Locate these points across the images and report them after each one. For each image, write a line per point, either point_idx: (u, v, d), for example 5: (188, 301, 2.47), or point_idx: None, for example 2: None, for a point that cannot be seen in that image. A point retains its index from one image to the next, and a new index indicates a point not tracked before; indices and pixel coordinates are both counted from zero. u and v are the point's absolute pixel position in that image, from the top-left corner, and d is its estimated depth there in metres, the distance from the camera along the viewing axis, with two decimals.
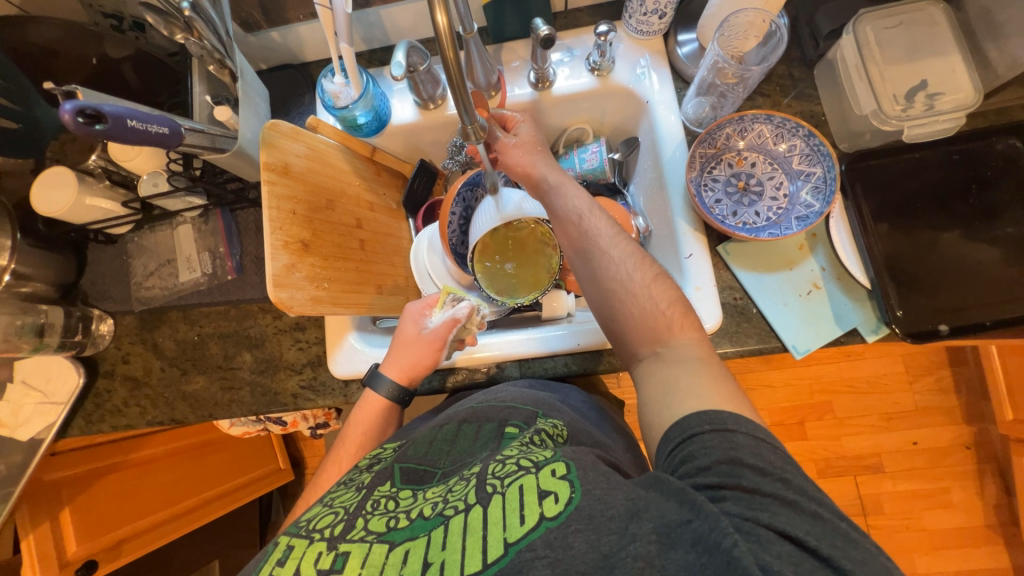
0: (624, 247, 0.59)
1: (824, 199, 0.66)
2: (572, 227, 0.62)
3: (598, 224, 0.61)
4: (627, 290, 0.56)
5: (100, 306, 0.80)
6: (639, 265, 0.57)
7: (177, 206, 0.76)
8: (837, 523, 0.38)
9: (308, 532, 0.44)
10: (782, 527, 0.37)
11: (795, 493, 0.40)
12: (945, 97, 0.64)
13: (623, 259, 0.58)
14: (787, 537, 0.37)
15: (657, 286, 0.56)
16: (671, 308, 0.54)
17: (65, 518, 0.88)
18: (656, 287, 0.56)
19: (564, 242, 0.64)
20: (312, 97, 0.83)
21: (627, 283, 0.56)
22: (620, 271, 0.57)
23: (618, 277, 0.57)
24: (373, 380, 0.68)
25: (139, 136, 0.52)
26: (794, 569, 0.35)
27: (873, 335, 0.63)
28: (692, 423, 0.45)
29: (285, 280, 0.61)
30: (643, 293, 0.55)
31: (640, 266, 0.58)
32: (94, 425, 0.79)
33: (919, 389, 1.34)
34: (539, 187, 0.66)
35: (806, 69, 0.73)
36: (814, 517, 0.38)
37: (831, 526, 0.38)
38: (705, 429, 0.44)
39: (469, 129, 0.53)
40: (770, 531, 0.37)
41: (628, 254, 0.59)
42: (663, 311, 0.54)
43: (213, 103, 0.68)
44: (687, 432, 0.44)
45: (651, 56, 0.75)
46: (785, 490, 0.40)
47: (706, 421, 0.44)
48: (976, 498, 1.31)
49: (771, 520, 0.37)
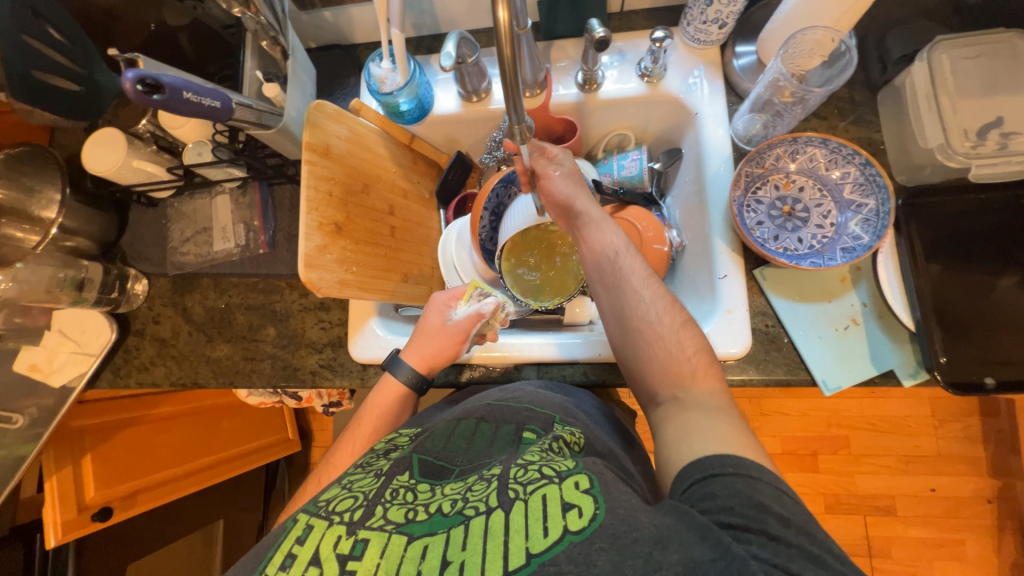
0: (655, 288, 0.59)
1: (874, 232, 0.63)
2: (604, 263, 0.62)
3: (632, 263, 0.61)
4: (654, 332, 0.56)
5: (137, 266, 0.83)
6: (669, 309, 0.57)
7: (218, 176, 0.77)
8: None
9: (327, 513, 0.45)
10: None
11: (823, 549, 0.39)
12: (1020, 137, 0.60)
13: (654, 301, 0.58)
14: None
15: (685, 331, 0.56)
16: (697, 355, 0.54)
17: (87, 464, 0.93)
18: (683, 332, 0.56)
19: (594, 276, 0.63)
20: (357, 79, 0.83)
21: (655, 326, 0.56)
22: (649, 312, 0.57)
23: (647, 317, 0.57)
24: (392, 364, 0.68)
25: (193, 109, 0.53)
26: None
27: (911, 379, 0.61)
28: (713, 464, 0.43)
29: (316, 261, 0.62)
30: (670, 337, 0.55)
31: (670, 310, 0.57)
32: (122, 379, 0.82)
33: (944, 435, 1.28)
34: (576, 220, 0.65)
35: (869, 93, 0.69)
36: (838, 573, 0.37)
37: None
38: (728, 472, 0.43)
39: (515, 129, 0.52)
40: None
41: (659, 296, 0.58)
42: (688, 356, 0.54)
43: (263, 79, 0.69)
44: (710, 471, 0.43)
45: (705, 66, 0.73)
46: (810, 543, 0.39)
47: (729, 464, 0.43)
48: (993, 554, 1.26)
49: (798, 571, 0.37)
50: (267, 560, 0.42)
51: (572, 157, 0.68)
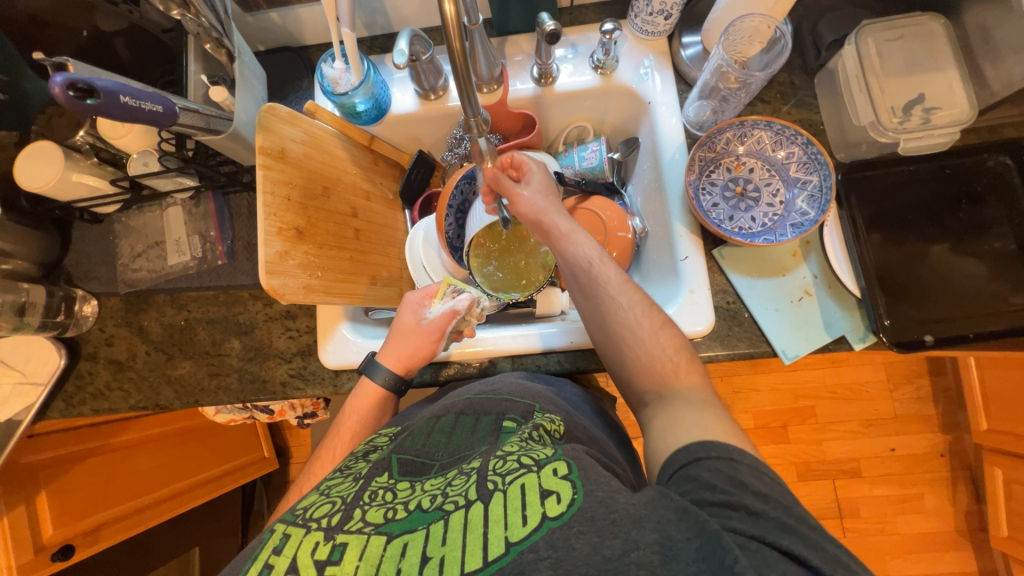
0: (633, 293, 0.59)
1: (820, 207, 0.67)
2: (581, 272, 0.62)
3: (608, 271, 0.61)
4: (635, 336, 0.57)
5: (85, 287, 0.78)
6: (648, 312, 0.58)
7: (167, 187, 0.73)
8: (831, 548, 0.38)
9: (305, 520, 0.44)
10: (787, 548, 0.37)
11: (799, 521, 0.40)
12: (941, 111, 0.65)
13: (633, 307, 0.58)
14: (792, 559, 0.37)
15: (665, 332, 0.57)
16: (677, 355, 0.56)
17: (42, 502, 0.87)
18: (663, 333, 0.57)
19: (571, 285, 0.64)
20: (311, 82, 0.82)
21: (636, 330, 0.57)
22: (629, 318, 0.58)
23: (627, 322, 0.58)
24: (368, 368, 0.67)
25: (130, 113, 0.51)
26: None
27: (861, 343, 0.65)
28: (697, 448, 0.45)
29: (278, 267, 0.60)
30: (651, 340, 0.56)
31: (649, 313, 0.58)
32: (75, 408, 0.77)
33: (899, 397, 1.37)
34: (549, 234, 0.64)
35: (807, 77, 0.73)
36: (812, 542, 0.38)
37: (835, 553, 0.38)
38: (711, 455, 0.44)
39: (471, 121, 0.55)
40: (775, 551, 0.37)
41: (637, 301, 0.59)
42: (670, 356, 0.55)
43: (209, 83, 0.67)
44: (694, 455, 0.45)
45: (655, 57, 0.75)
46: (786, 515, 0.40)
47: (712, 448, 0.45)
48: (948, 504, 1.35)
49: (776, 541, 0.38)
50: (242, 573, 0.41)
51: (542, 166, 0.68)
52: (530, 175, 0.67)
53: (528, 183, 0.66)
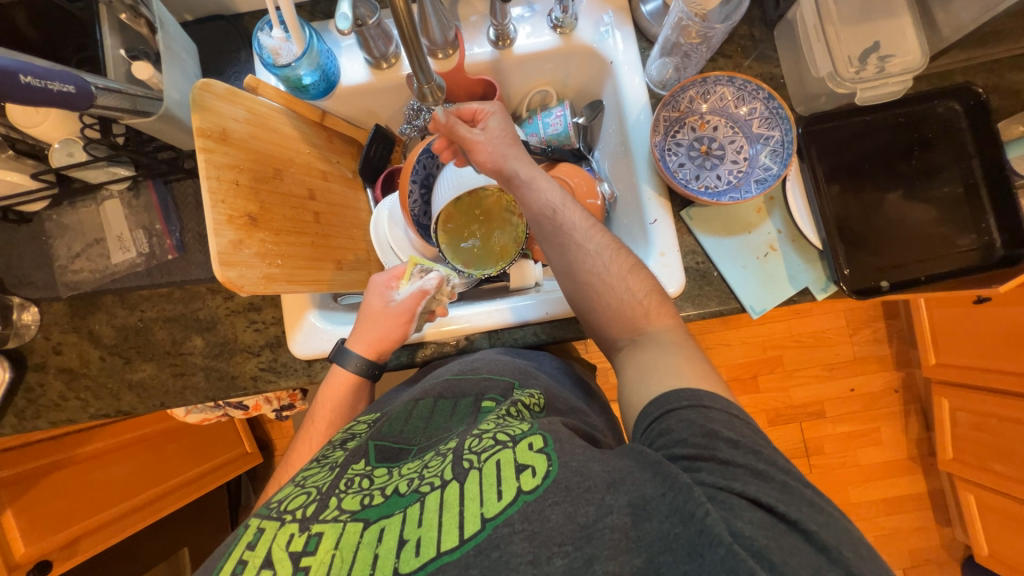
0: (600, 239, 0.59)
1: (782, 161, 0.67)
2: (546, 221, 0.61)
3: (572, 217, 0.60)
4: (603, 282, 0.57)
5: (21, 293, 0.72)
6: (616, 257, 0.58)
7: (99, 178, 0.68)
8: (802, 490, 0.40)
9: (279, 513, 0.43)
10: (754, 495, 0.38)
11: (769, 465, 0.41)
12: (895, 58, 0.65)
13: (600, 253, 0.58)
14: (758, 506, 0.38)
15: (634, 276, 0.57)
16: (648, 298, 0.56)
17: (9, 521, 0.82)
18: (632, 278, 0.57)
19: (537, 236, 0.63)
20: (249, 54, 0.75)
21: (604, 277, 0.57)
22: (597, 265, 0.58)
23: (595, 269, 0.58)
24: (340, 356, 0.65)
25: (38, 95, 0.45)
26: (765, 534, 0.36)
27: (822, 293, 0.67)
28: (669, 400, 0.46)
29: (233, 257, 0.57)
30: (620, 285, 0.57)
31: (617, 258, 0.59)
32: (29, 422, 0.72)
33: (858, 340, 1.45)
34: (510, 182, 0.63)
35: (766, 29, 0.72)
36: (782, 486, 0.40)
37: (799, 491, 0.40)
38: (682, 405, 0.45)
39: (425, 88, 0.53)
40: (742, 499, 0.38)
41: (604, 246, 0.59)
42: (641, 301, 0.56)
43: (130, 58, 0.60)
44: (666, 407, 0.46)
45: (614, 13, 0.72)
46: (755, 461, 0.41)
47: (684, 398, 0.45)
48: (902, 434, 1.47)
49: (742, 489, 0.39)
50: (216, 571, 0.40)
51: (501, 110, 0.65)
52: (486, 120, 0.64)
53: (483, 128, 0.64)
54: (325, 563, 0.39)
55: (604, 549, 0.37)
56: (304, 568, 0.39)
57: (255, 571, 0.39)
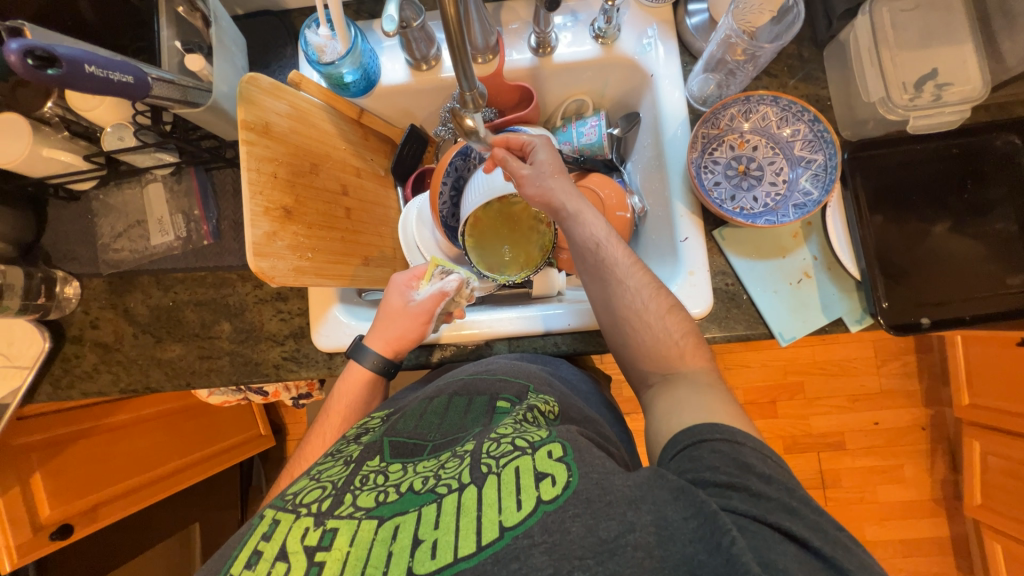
0: (641, 276, 0.59)
1: (823, 187, 0.65)
2: (588, 254, 0.61)
3: (615, 252, 0.60)
4: (641, 319, 0.56)
5: (65, 267, 0.75)
6: (655, 295, 0.57)
7: (145, 162, 0.70)
8: (836, 534, 0.38)
9: (295, 506, 0.44)
10: (788, 528, 0.37)
11: (799, 502, 0.40)
12: (953, 87, 0.63)
13: (640, 291, 0.58)
14: (791, 539, 0.37)
15: (672, 316, 0.56)
16: (684, 339, 0.56)
17: (36, 482, 0.86)
18: (670, 317, 0.56)
19: (578, 265, 0.62)
20: (294, 50, 0.77)
21: (642, 314, 0.56)
22: (636, 302, 0.57)
23: (633, 306, 0.57)
24: (357, 352, 0.66)
25: (98, 84, 0.47)
26: (797, 567, 0.35)
27: (857, 325, 0.65)
28: (703, 431, 0.45)
29: (266, 249, 0.58)
30: (658, 324, 0.56)
31: (656, 296, 0.58)
32: (64, 391, 0.76)
33: (886, 373, 1.40)
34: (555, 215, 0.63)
35: (815, 49, 0.70)
36: (815, 525, 0.38)
37: (835, 534, 0.38)
38: (716, 437, 0.44)
39: (466, 95, 0.53)
40: (776, 531, 0.37)
41: (644, 283, 0.58)
42: (676, 340, 0.55)
43: (184, 50, 0.62)
44: (698, 437, 0.45)
45: (658, 26, 0.71)
46: (788, 497, 0.40)
47: (718, 431, 0.45)
48: (927, 474, 1.40)
49: (775, 522, 0.38)
50: (232, 559, 0.41)
51: (547, 142, 0.66)
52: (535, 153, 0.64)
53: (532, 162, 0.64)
54: (339, 559, 0.39)
55: (627, 566, 0.35)
56: (317, 563, 0.39)
57: (271, 561, 0.39)
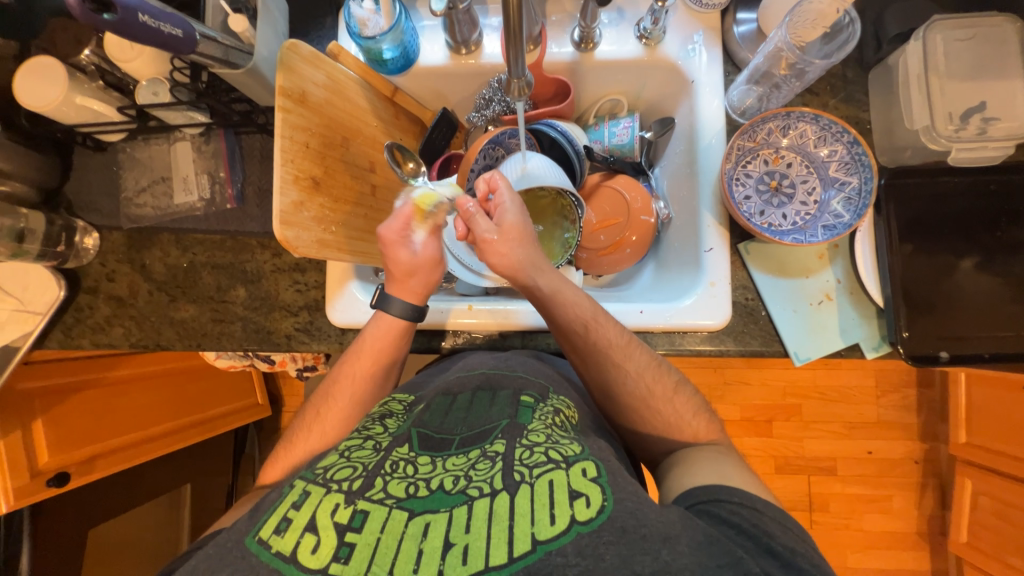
0: (639, 358, 0.59)
1: (855, 211, 0.65)
2: (578, 337, 0.60)
3: (606, 334, 0.59)
4: (648, 406, 0.58)
5: (86, 218, 0.75)
6: (657, 377, 0.59)
7: (177, 120, 0.70)
8: None
9: (325, 481, 0.44)
10: None
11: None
12: (1000, 122, 0.63)
13: (641, 374, 0.59)
14: None
15: (679, 398, 0.59)
16: (696, 419, 0.58)
17: (38, 429, 0.86)
18: (678, 400, 0.59)
19: (567, 345, 0.62)
20: (335, 20, 0.76)
21: (647, 401, 0.58)
22: (638, 388, 0.58)
23: (636, 392, 0.58)
24: (382, 303, 0.64)
25: (150, 35, 0.47)
26: None
27: (873, 352, 0.65)
28: (721, 490, 0.46)
29: (292, 218, 0.58)
30: (667, 408, 0.58)
31: (658, 376, 0.59)
32: (74, 340, 0.76)
33: (885, 404, 1.40)
34: (532, 294, 0.61)
35: (861, 71, 0.69)
36: None
37: None
38: (734, 500, 0.45)
39: (515, 82, 0.52)
40: None
41: (644, 365, 0.59)
42: (689, 421, 0.58)
43: (230, 10, 0.62)
44: (714, 495, 0.46)
45: (705, 32, 0.71)
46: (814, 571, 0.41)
47: (737, 495, 0.45)
48: (915, 507, 1.41)
49: None
50: (261, 522, 0.41)
51: (513, 199, 0.60)
52: (503, 214, 0.59)
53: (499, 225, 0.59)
54: (369, 543, 0.39)
55: None
56: (347, 544, 0.39)
57: (299, 531, 0.40)
